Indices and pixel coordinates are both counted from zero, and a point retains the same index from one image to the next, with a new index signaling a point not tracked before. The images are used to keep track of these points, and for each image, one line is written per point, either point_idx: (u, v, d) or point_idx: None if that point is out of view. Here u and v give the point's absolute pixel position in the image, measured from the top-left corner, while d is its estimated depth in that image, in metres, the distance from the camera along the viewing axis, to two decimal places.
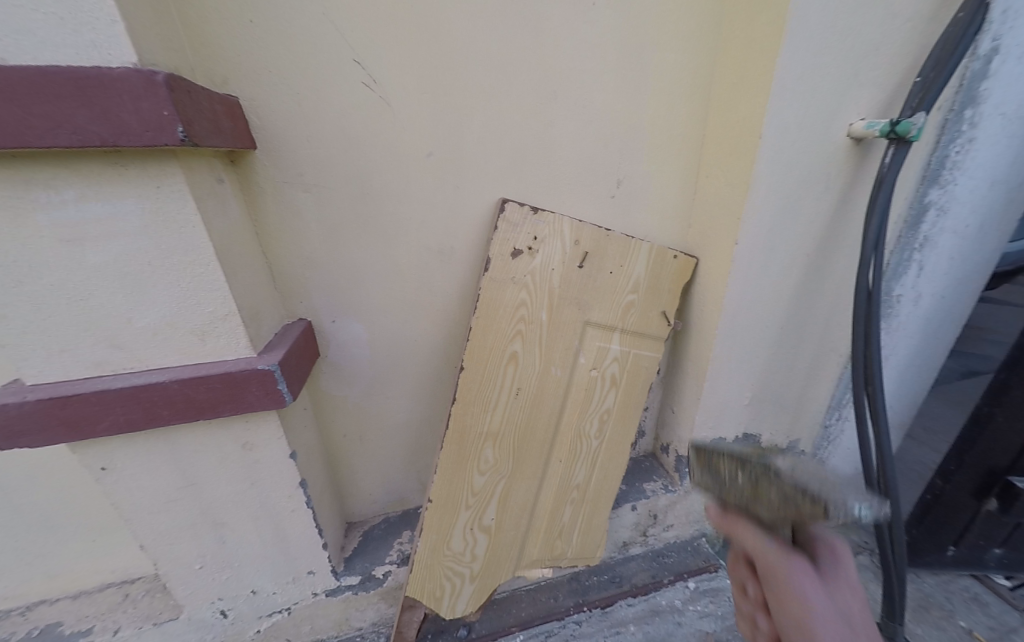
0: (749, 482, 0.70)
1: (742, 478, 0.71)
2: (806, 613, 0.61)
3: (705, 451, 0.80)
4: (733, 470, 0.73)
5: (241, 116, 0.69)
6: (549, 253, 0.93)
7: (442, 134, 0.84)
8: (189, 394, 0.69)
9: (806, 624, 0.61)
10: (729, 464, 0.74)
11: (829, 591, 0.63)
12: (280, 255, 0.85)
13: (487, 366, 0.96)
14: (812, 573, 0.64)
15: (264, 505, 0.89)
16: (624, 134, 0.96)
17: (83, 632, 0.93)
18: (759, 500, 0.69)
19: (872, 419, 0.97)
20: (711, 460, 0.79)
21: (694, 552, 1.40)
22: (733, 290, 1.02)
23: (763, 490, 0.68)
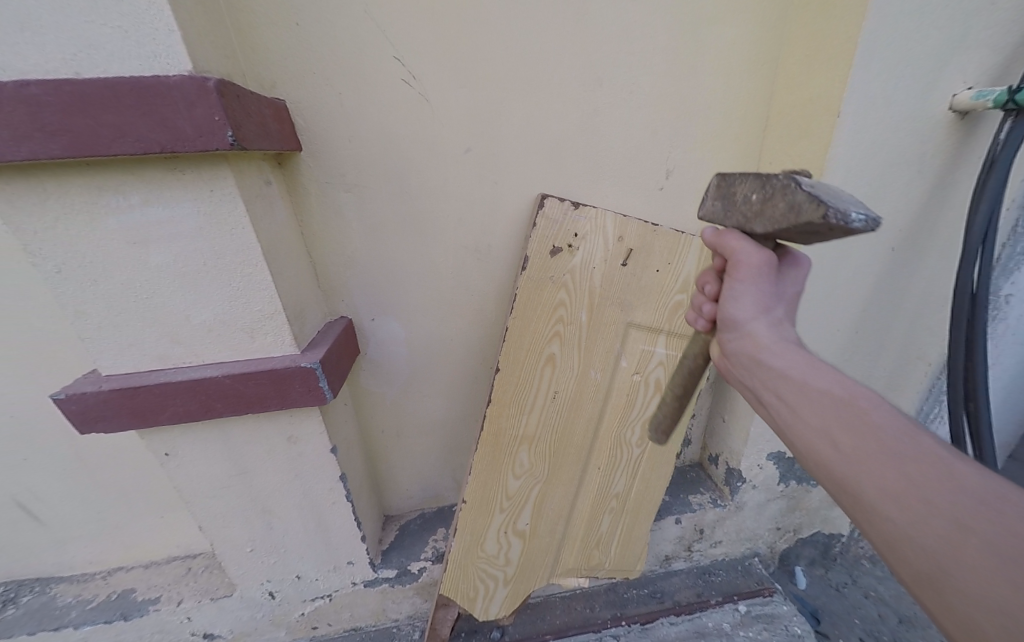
0: (759, 196, 0.55)
1: (755, 193, 0.55)
2: (759, 347, 0.60)
3: (721, 179, 0.63)
4: (751, 187, 0.57)
5: (287, 119, 0.71)
6: (591, 250, 0.88)
7: (480, 128, 0.82)
8: (240, 388, 0.72)
9: (756, 356, 0.60)
10: (744, 180, 0.58)
11: (774, 292, 0.61)
12: (323, 254, 0.87)
13: (523, 367, 0.93)
14: (766, 267, 0.59)
15: (307, 496, 0.92)
16: (675, 121, 0.89)
17: (153, 600, 1.03)
18: (759, 216, 0.55)
19: (971, 441, 0.95)
20: (728, 188, 0.61)
21: (745, 573, 1.30)
22: None
23: (769, 201, 0.53)
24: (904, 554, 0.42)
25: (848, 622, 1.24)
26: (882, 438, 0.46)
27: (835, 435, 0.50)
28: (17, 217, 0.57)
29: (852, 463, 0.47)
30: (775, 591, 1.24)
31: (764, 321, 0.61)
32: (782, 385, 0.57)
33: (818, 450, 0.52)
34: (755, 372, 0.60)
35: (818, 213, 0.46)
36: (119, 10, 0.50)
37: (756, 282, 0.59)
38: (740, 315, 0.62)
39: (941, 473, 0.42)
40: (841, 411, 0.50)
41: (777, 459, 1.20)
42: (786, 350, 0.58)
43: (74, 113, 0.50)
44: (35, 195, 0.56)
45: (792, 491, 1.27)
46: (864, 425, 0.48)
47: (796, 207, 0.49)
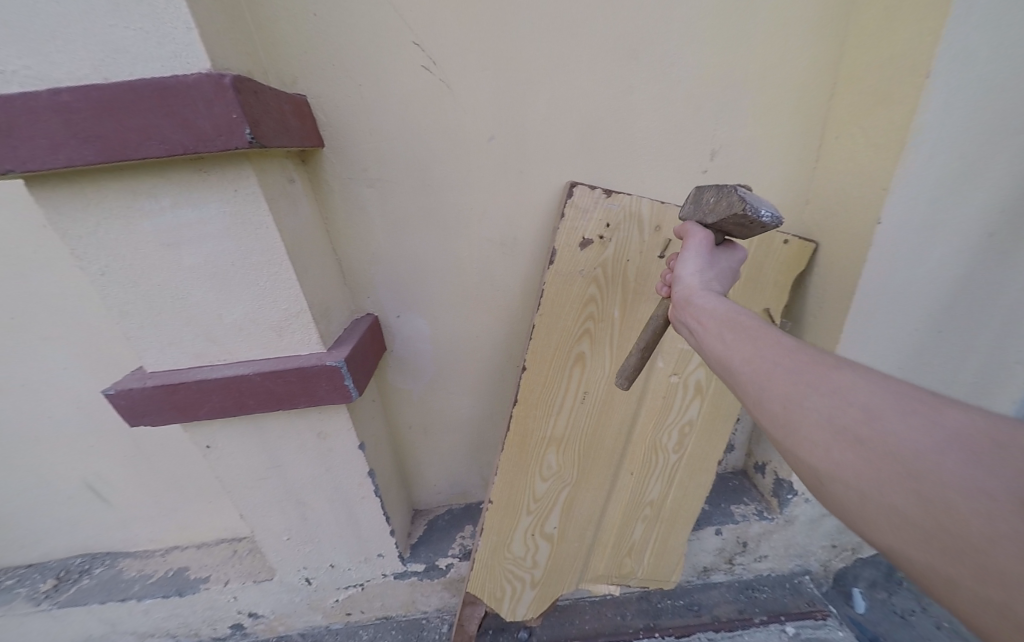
0: (712, 197, 0.59)
1: (710, 196, 0.60)
2: (691, 291, 0.61)
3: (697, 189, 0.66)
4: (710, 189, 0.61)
5: (308, 114, 0.70)
6: (624, 241, 0.81)
7: (505, 115, 0.77)
8: (269, 386, 0.73)
9: (688, 298, 0.60)
10: (708, 187, 0.61)
11: (711, 261, 0.64)
12: (348, 251, 0.87)
13: (551, 366, 0.88)
14: (708, 244, 0.64)
15: (337, 490, 0.94)
16: (722, 95, 0.79)
17: (204, 578, 1.10)
18: (711, 214, 0.60)
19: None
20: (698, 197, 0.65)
21: (794, 592, 1.20)
22: (867, 283, 0.81)
23: (718, 201, 0.58)
24: (746, 392, 0.50)
25: None
26: (755, 330, 0.52)
27: (723, 331, 0.54)
28: (64, 222, 0.60)
29: (733, 347, 0.53)
30: (828, 614, 1.14)
31: (700, 278, 0.62)
32: (700, 311, 0.58)
33: (711, 345, 0.55)
34: (682, 309, 0.61)
35: (741, 209, 0.53)
36: (140, 10, 0.49)
37: (698, 250, 0.63)
38: (682, 270, 0.64)
39: (782, 341, 0.50)
40: (733, 316, 0.55)
41: None
42: (713, 292, 0.60)
43: (103, 118, 0.50)
44: (77, 201, 0.59)
45: None
46: (746, 325, 0.53)
47: (730, 204, 0.55)
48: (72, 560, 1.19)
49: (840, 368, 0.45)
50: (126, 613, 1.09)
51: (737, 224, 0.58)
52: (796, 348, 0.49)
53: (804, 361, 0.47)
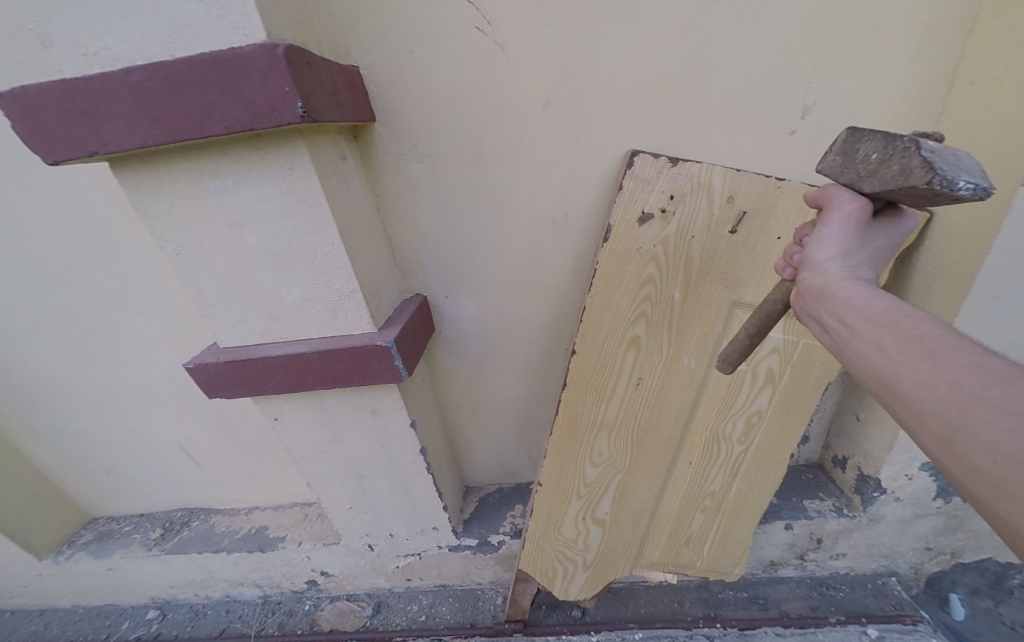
0: (878, 154, 0.46)
1: (875, 153, 0.46)
2: (830, 281, 0.52)
3: (850, 133, 0.51)
4: (876, 144, 0.47)
5: (360, 87, 0.68)
6: (690, 213, 0.72)
7: (562, 75, 0.70)
8: (326, 364, 0.76)
9: (825, 291, 0.52)
10: (874, 136, 0.47)
11: (862, 238, 0.52)
12: (398, 231, 0.86)
13: (603, 349, 0.83)
14: (861, 217, 0.51)
15: (393, 464, 0.97)
16: (825, 33, 0.66)
17: (281, 538, 1.21)
18: (869, 178, 0.47)
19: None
20: (853, 145, 0.51)
21: (877, 594, 1.10)
22: (999, 254, 0.67)
23: (886, 161, 0.45)
24: (926, 424, 0.43)
25: None
26: (929, 341, 0.45)
27: (880, 335, 0.47)
28: (145, 205, 0.64)
29: (898, 361, 0.45)
30: (919, 620, 1.04)
31: (843, 262, 0.52)
32: (844, 307, 0.50)
33: (860, 352, 0.49)
34: (816, 302, 0.53)
35: (923, 181, 0.40)
36: None
37: (845, 228, 0.51)
38: (817, 253, 0.53)
39: (972, 359, 0.42)
40: (892, 319, 0.47)
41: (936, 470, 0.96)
42: (863, 284, 0.51)
43: (169, 97, 0.51)
44: (154, 183, 0.62)
45: (954, 510, 1.01)
46: (912, 332, 0.46)
47: (906, 169, 0.42)
48: (174, 513, 1.37)
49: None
50: (220, 562, 1.23)
51: (911, 194, 0.44)
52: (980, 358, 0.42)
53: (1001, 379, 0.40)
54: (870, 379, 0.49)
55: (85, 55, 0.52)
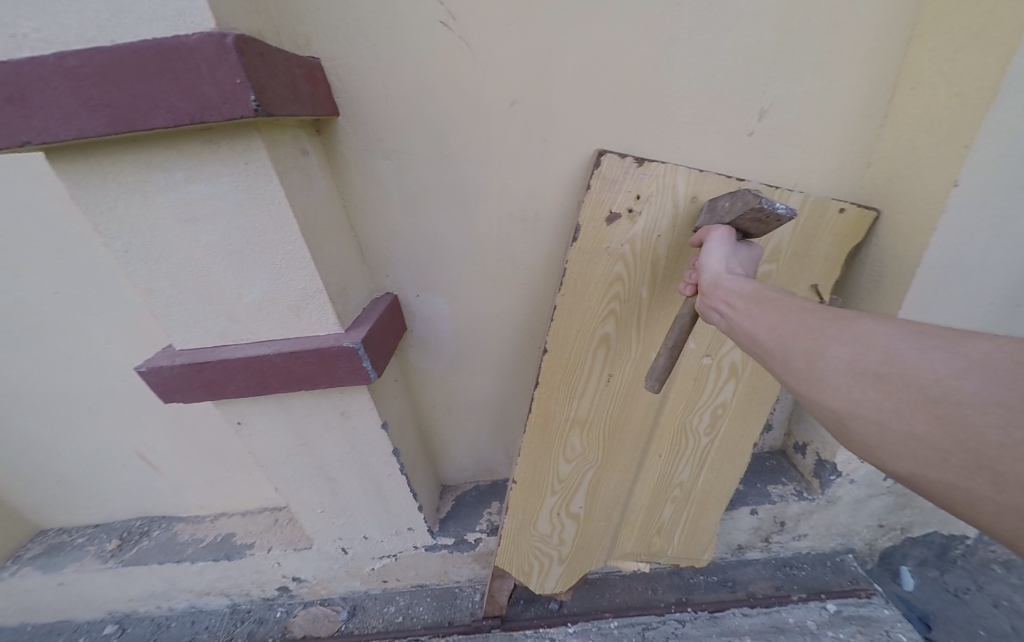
0: (728, 200, 0.63)
1: (726, 201, 0.64)
2: (719, 276, 0.60)
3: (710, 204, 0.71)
4: (724, 198, 0.65)
5: (321, 80, 0.66)
6: (655, 214, 0.74)
7: (530, 74, 0.70)
8: (291, 366, 0.73)
9: (716, 282, 0.59)
10: (724, 195, 0.66)
11: (734, 253, 0.64)
12: (366, 228, 0.84)
13: (574, 347, 0.84)
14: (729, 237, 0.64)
15: (365, 466, 0.96)
16: (780, 39, 0.69)
17: (249, 544, 1.17)
18: (728, 214, 0.62)
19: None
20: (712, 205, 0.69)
21: (836, 570, 1.17)
22: (938, 252, 0.72)
23: (733, 202, 0.62)
24: (792, 361, 0.49)
25: (969, 634, 1.10)
26: (782, 303, 0.53)
27: (751, 307, 0.54)
28: (87, 200, 0.60)
29: (766, 325, 0.52)
30: (873, 592, 1.09)
31: (723, 262, 0.62)
32: (731, 293, 0.57)
33: (741, 324, 0.55)
34: (710, 293, 0.60)
35: (755, 202, 0.56)
36: None
37: (720, 242, 0.64)
38: (706, 259, 0.63)
39: (805, 309, 0.51)
40: (760, 292, 0.55)
41: None
42: (740, 276, 0.59)
43: (109, 86, 0.48)
44: (96, 177, 0.58)
45: (903, 489, 1.08)
46: (773, 299, 0.54)
47: (745, 201, 0.58)
48: (133, 522, 1.30)
49: (873, 325, 0.45)
50: (183, 572, 1.18)
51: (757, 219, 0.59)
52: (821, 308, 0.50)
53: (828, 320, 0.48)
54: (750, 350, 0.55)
55: (11, 36, 0.47)
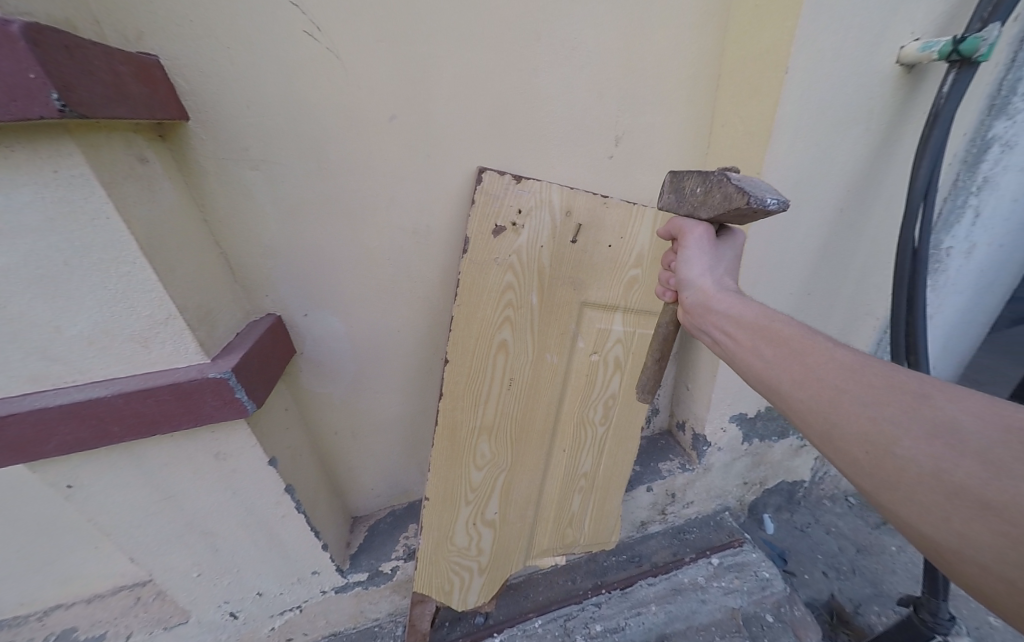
0: (701, 188, 0.63)
1: (699, 186, 0.64)
2: (708, 294, 0.67)
3: (676, 177, 0.70)
4: (697, 182, 0.65)
5: (162, 80, 0.58)
6: (536, 227, 0.81)
7: (406, 92, 0.72)
8: (138, 407, 0.62)
9: (707, 304, 0.67)
10: (694, 177, 0.65)
11: (714, 255, 0.70)
12: (236, 245, 0.75)
13: (475, 355, 0.86)
14: (706, 239, 0.69)
15: (252, 511, 0.84)
16: (622, 80, 0.82)
17: (97, 637, 0.94)
18: (703, 206, 0.64)
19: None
20: (681, 186, 0.69)
21: (717, 527, 1.35)
22: (752, 256, 0.90)
23: (708, 192, 0.62)
24: (808, 418, 0.51)
25: (810, 558, 1.38)
26: (792, 341, 0.56)
27: (759, 344, 0.59)
28: None
29: (776, 366, 0.56)
30: (744, 541, 1.29)
31: (710, 277, 0.69)
32: (726, 320, 0.63)
33: (749, 360, 0.60)
34: (704, 314, 0.67)
35: (741, 202, 0.56)
36: None
37: (699, 249, 0.69)
38: (689, 272, 0.70)
39: (832, 356, 0.52)
40: (761, 325, 0.60)
41: (740, 420, 1.25)
42: (726, 290, 0.66)
43: None
44: None
45: (756, 448, 1.33)
46: (779, 336, 0.58)
47: (727, 197, 0.58)
48: None
49: None
50: None
51: (734, 214, 0.61)
52: (811, 349, 0.54)
53: (884, 388, 0.46)
54: (761, 384, 0.59)
55: None
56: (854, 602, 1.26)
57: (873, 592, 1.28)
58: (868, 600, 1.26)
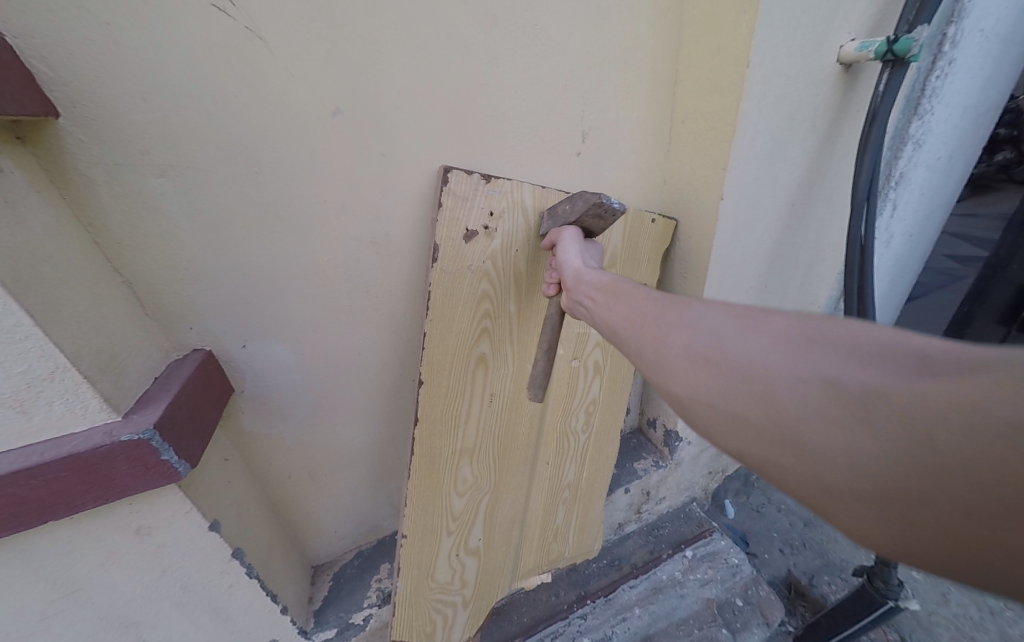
0: (568, 205, 0.67)
1: (566, 203, 0.68)
2: (580, 272, 0.63)
3: (549, 214, 0.75)
4: (565, 202, 0.69)
5: (11, 59, 0.43)
6: (509, 231, 0.75)
7: (353, 82, 0.62)
8: (18, 493, 0.47)
9: (578, 278, 0.62)
10: (559, 199, 0.70)
11: (584, 249, 0.69)
12: (143, 269, 0.61)
13: (451, 374, 0.79)
14: (578, 235, 0.68)
15: (188, 589, 0.69)
16: (587, 75, 0.78)
17: None
18: (575, 214, 0.66)
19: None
20: (553, 213, 0.73)
21: (687, 519, 1.38)
22: (720, 251, 0.92)
23: (574, 205, 0.66)
24: (671, 392, 0.47)
25: (768, 538, 1.48)
26: (630, 295, 0.56)
27: (607, 300, 0.57)
28: None
29: (617, 317, 0.54)
30: (713, 530, 1.33)
31: (582, 259, 0.65)
32: (591, 289, 0.60)
33: (602, 317, 0.57)
34: (575, 288, 0.62)
35: (596, 200, 0.60)
36: None
37: (574, 240, 0.67)
38: (566, 256, 0.66)
39: (655, 304, 0.52)
40: (613, 285, 0.58)
41: None
42: (596, 269, 0.64)
43: None
44: None
45: None
46: (621, 291, 0.57)
47: (586, 199, 0.62)
48: None
49: None
50: None
51: (596, 218, 0.64)
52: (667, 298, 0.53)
53: (665, 307, 0.51)
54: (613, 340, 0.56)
55: None
56: (808, 574, 1.36)
57: (822, 561, 1.40)
58: (819, 570, 1.37)
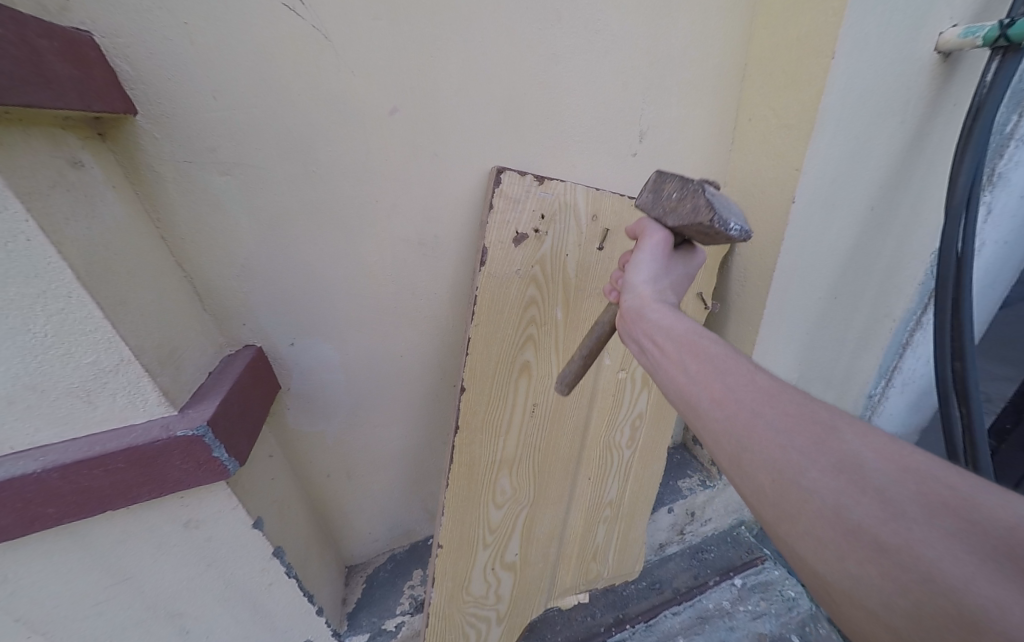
0: (676, 193, 0.55)
1: (675, 190, 0.56)
2: (645, 302, 0.56)
3: (656, 174, 0.60)
4: (674, 184, 0.56)
5: (96, 61, 0.44)
6: (561, 233, 0.72)
7: (411, 79, 0.61)
8: (82, 482, 0.47)
9: (641, 310, 0.56)
10: (672, 178, 0.57)
11: (665, 267, 0.60)
12: (202, 266, 0.62)
13: (494, 381, 0.76)
14: (665, 245, 0.59)
15: (231, 584, 0.69)
16: (649, 72, 0.74)
17: None
18: (672, 214, 0.56)
19: (957, 399, 0.93)
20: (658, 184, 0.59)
21: (735, 544, 1.28)
22: (786, 259, 0.84)
23: (682, 200, 0.55)
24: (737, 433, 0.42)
25: None
26: (719, 360, 0.47)
27: (683, 358, 0.48)
28: None
29: (698, 381, 0.46)
30: (764, 558, 1.23)
31: (653, 286, 0.58)
32: (657, 329, 0.53)
33: (671, 375, 0.49)
34: (635, 321, 0.56)
35: (707, 218, 0.50)
36: None
37: (654, 253, 0.59)
38: (635, 275, 0.59)
39: (750, 380, 0.44)
40: (691, 339, 0.49)
41: None
42: (665, 302, 0.56)
43: None
44: None
45: None
46: (707, 353, 0.48)
47: (697, 208, 0.51)
48: None
49: None
50: None
51: (698, 232, 0.55)
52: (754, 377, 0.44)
53: (769, 401, 0.41)
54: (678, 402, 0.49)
55: None
56: None
57: None
58: None
